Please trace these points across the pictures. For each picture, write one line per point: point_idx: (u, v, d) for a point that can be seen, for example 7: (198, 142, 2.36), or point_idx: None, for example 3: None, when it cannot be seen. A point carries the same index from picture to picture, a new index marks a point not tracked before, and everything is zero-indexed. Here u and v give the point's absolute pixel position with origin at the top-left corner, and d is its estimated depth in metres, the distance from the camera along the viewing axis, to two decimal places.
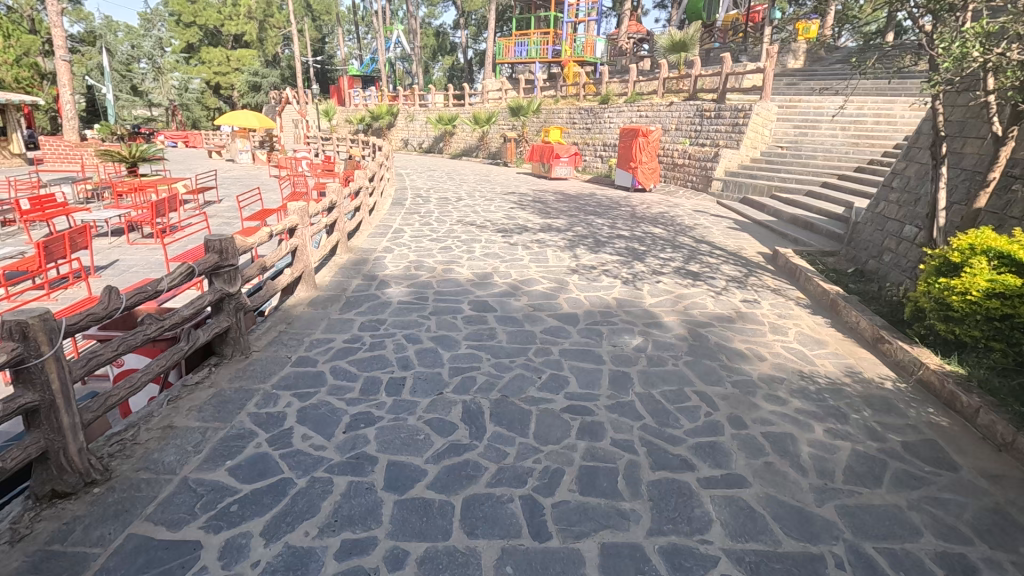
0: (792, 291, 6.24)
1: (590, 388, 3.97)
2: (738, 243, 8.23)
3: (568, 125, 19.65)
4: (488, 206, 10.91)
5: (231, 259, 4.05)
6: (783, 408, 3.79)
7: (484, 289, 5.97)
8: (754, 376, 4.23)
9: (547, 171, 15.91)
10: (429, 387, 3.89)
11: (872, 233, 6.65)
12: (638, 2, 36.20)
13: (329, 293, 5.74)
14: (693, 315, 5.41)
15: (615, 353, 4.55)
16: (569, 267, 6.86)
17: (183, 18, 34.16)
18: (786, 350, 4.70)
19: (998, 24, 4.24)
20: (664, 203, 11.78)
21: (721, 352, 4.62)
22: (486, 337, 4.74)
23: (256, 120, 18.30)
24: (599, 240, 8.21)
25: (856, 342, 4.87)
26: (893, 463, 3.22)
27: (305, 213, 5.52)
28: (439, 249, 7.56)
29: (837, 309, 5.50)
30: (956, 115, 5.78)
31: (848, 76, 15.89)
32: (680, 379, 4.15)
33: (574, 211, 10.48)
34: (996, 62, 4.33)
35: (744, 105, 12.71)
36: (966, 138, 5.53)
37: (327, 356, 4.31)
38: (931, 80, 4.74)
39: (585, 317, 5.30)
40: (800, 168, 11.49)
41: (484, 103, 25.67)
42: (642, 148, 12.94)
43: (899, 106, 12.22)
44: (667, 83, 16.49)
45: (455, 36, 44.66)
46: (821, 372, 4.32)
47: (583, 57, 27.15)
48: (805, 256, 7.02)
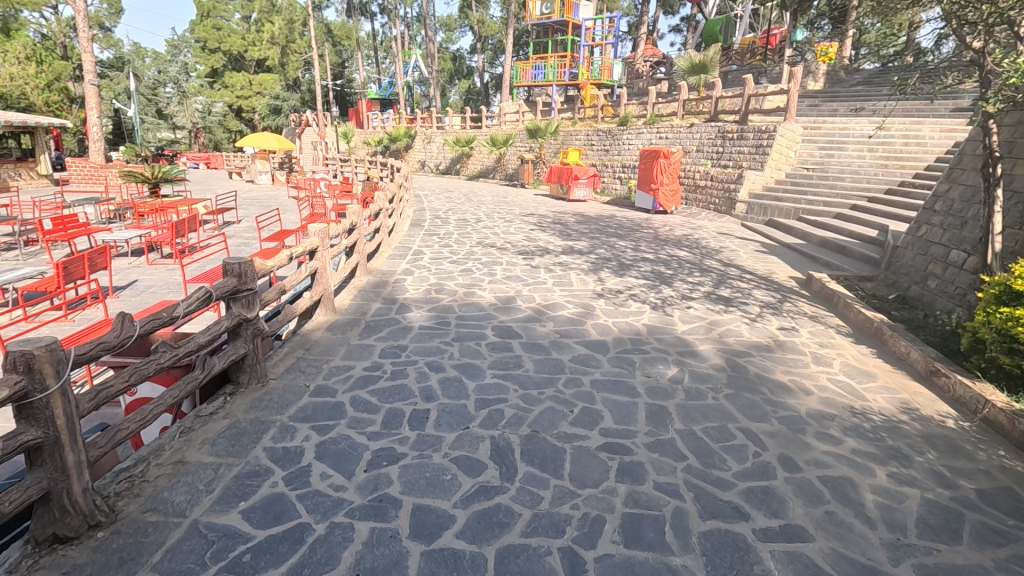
0: (830, 318, 5.93)
1: (626, 423, 3.71)
2: (768, 267, 7.95)
3: (585, 146, 19.64)
4: (508, 227, 10.78)
5: (251, 284, 3.90)
6: (838, 449, 3.49)
7: (508, 313, 5.76)
8: (802, 411, 3.93)
9: (565, 193, 15.81)
10: (455, 420, 3.66)
11: (913, 258, 6.34)
12: (654, 27, 36.58)
13: (349, 317, 5.56)
14: (729, 343, 5.13)
15: (650, 384, 4.29)
16: (594, 291, 6.62)
17: (208, 44, 35.30)
18: (833, 383, 4.40)
19: None
20: (686, 225, 11.57)
21: (762, 384, 4.33)
22: (512, 366, 4.50)
23: (277, 142, 18.51)
24: (623, 263, 7.99)
25: (908, 375, 4.55)
26: (970, 515, 2.90)
27: (326, 234, 5.38)
28: (459, 272, 7.37)
29: (883, 338, 5.19)
30: (1005, 136, 5.55)
31: (871, 98, 15.70)
32: (721, 414, 3.87)
33: (596, 233, 10.29)
34: None
35: (767, 126, 12.53)
36: (1018, 159, 5.28)
37: (347, 385, 4.10)
38: (990, 98, 4.49)
39: (615, 344, 5.05)
40: (827, 190, 11.22)
41: (501, 125, 25.84)
42: (663, 169, 12.77)
43: (928, 127, 11.96)
44: (687, 105, 16.42)
45: (472, 60, 45.26)
46: (873, 408, 4.01)
47: (600, 80, 27.34)
48: (842, 281, 6.72)
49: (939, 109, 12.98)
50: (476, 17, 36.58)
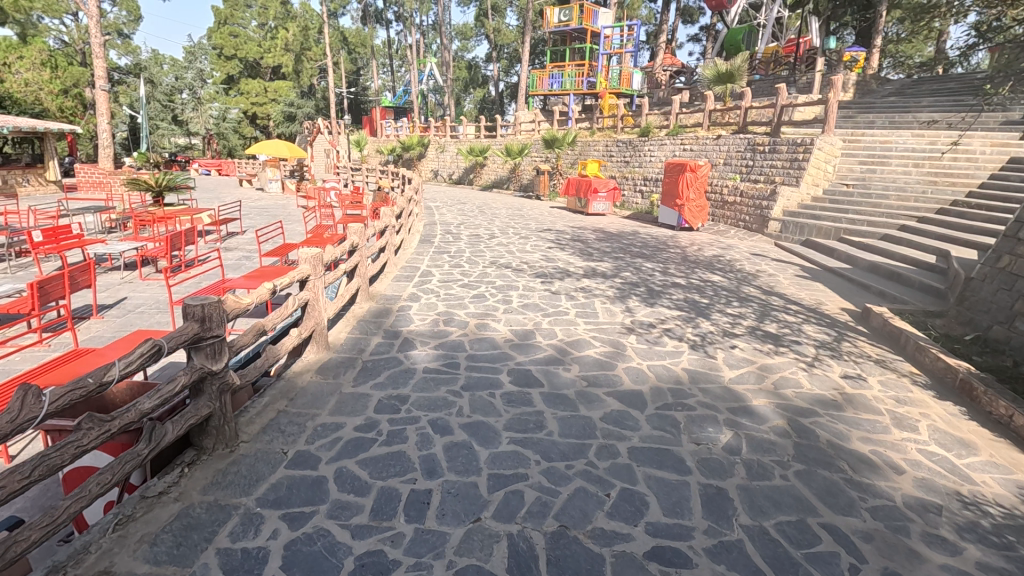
0: (899, 364, 5.12)
1: (679, 515, 2.93)
2: (815, 297, 7.13)
3: (604, 157, 18.89)
4: (524, 245, 10.07)
5: (217, 329, 3.17)
6: (960, 562, 2.68)
7: (526, 353, 5.03)
8: (899, 500, 3.13)
9: (583, 206, 15.08)
10: (463, 507, 2.91)
11: (994, 293, 5.52)
12: (673, 35, 35.93)
13: (346, 355, 4.87)
14: (788, 397, 4.33)
15: (701, 454, 3.50)
16: (623, 325, 5.86)
17: (225, 51, 35.37)
18: (926, 458, 3.58)
19: None
20: (715, 244, 10.81)
21: (840, 457, 3.52)
22: (532, 428, 3.74)
23: (287, 150, 17.99)
24: (652, 290, 7.23)
25: (1014, 448, 3.74)
26: None
27: (320, 260, 4.68)
28: (471, 298, 6.66)
29: (973, 395, 4.37)
30: None
31: (910, 109, 14.81)
32: (797, 502, 3.07)
33: (619, 253, 9.55)
34: None
35: (803, 139, 11.73)
36: None
37: (333, 453, 3.37)
38: None
39: (653, 397, 4.25)
40: (871, 208, 10.40)
41: (516, 134, 25.27)
42: (689, 183, 12.02)
43: (979, 141, 11.06)
44: (713, 116, 15.66)
45: (487, 69, 44.80)
46: (986, 496, 3.21)
47: (619, 89, 26.75)
48: (906, 318, 5.91)
49: (988, 120, 12.06)
50: (492, 26, 36.10)
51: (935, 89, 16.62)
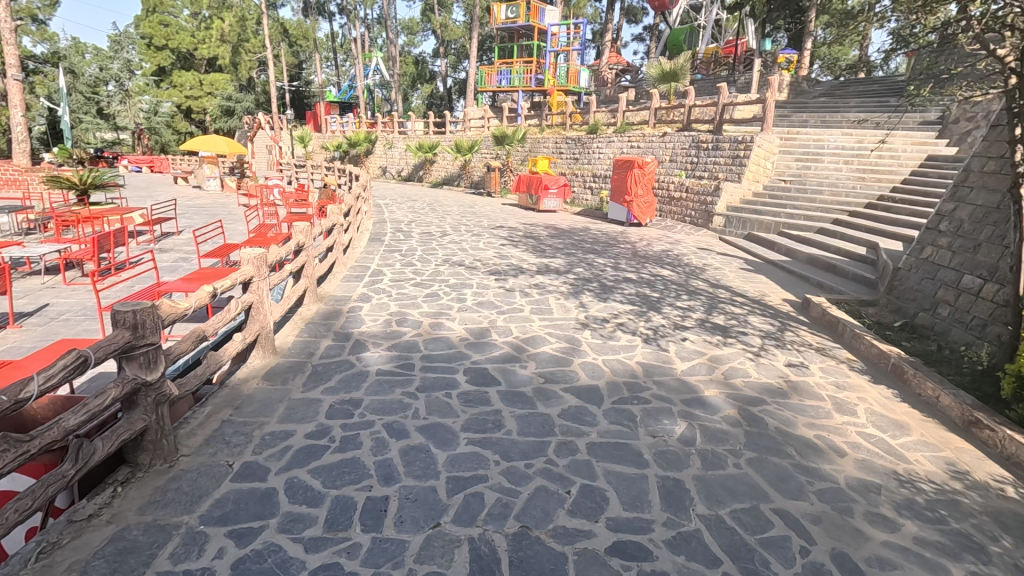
0: (837, 351, 5.40)
1: (639, 509, 2.95)
2: (759, 289, 7.42)
3: (554, 154, 18.99)
4: (476, 242, 10.00)
5: (151, 336, 2.95)
6: (899, 538, 2.83)
7: (481, 351, 4.98)
8: (842, 482, 3.27)
9: (535, 203, 15.12)
10: (423, 513, 2.84)
11: (919, 282, 5.88)
12: (617, 34, 36.61)
13: (296, 359, 4.68)
14: (737, 387, 4.47)
15: (658, 447, 3.55)
16: (578, 320, 5.91)
17: (154, 41, 33.18)
18: (866, 440, 3.77)
19: None
20: (664, 239, 11.10)
21: (788, 443, 3.66)
22: (490, 427, 3.69)
23: (227, 145, 17.11)
24: (605, 285, 7.32)
25: (942, 427, 4.01)
26: None
27: (264, 261, 4.46)
28: (424, 296, 6.55)
29: (904, 378, 4.65)
30: None
31: (839, 109, 15.63)
32: (750, 490, 3.15)
33: (571, 249, 9.65)
34: None
35: (744, 136, 12.22)
36: None
37: (283, 463, 3.22)
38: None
39: (610, 392, 4.29)
40: (807, 203, 10.93)
41: (465, 131, 25.09)
42: (638, 180, 12.24)
43: (901, 140, 11.75)
44: (658, 114, 16.06)
45: (435, 64, 44.18)
46: (920, 473, 3.41)
47: (567, 87, 27.07)
48: (842, 307, 6.25)
49: (908, 121, 12.85)
50: (438, 21, 35.55)
51: (861, 91, 17.61)
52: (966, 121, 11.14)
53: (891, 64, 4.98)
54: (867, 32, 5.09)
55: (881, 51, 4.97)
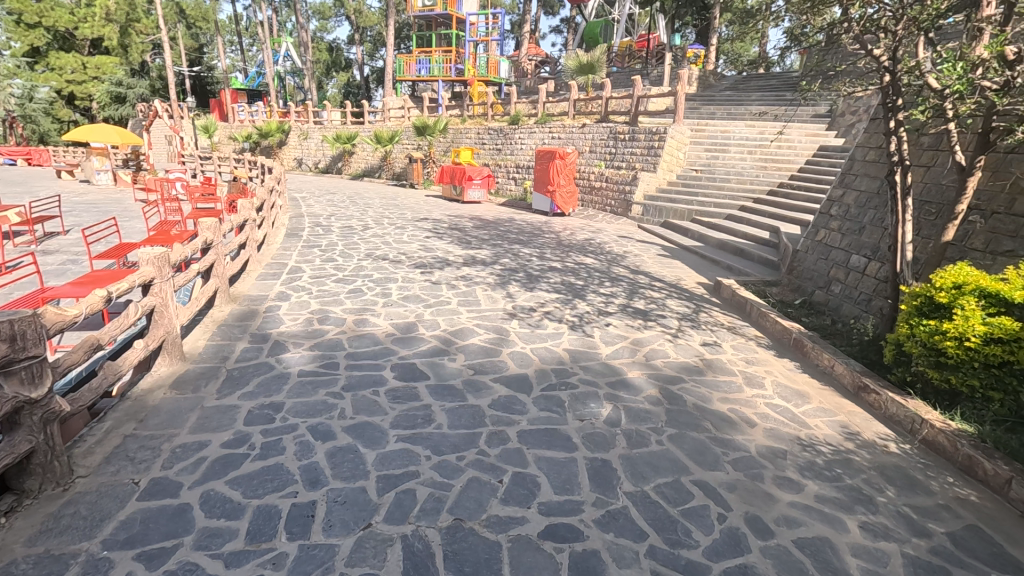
0: (746, 329, 5.79)
1: (569, 492, 3.03)
2: (676, 274, 7.80)
3: (476, 145, 18.92)
4: (400, 235, 9.79)
5: (35, 348, 2.65)
6: (803, 497, 3.09)
7: (409, 346, 4.90)
8: (753, 450, 3.53)
9: (459, 194, 15.01)
10: (353, 514, 2.76)
11: (815, 262, 6.41)
12: (535, 25, 36.96)
13: (208, 364, 4.39)
14: (658, 368, 4.69)
15: (586, 430, 3.65)
16: (505, 310, 5.95)
17: (25, 18, 29.47)
18: (773, 410, 4.08)
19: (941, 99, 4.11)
20: (586, 228, 11.40)
21: (705, 418, 3.88)
22: (420, 422, 3.65)
23: (119, 136, 15.66)
24: (531, 275, 7.41)
25: (837, 394, 4.41)
26: (956, 572, 2.61)
27: (167, 260, 4.12)
28: (347, 293, 6.34)
29: (804, 350, 5.07)
30: (921, 145, 5.43)
31: (743, 102, 16.67)
32: (672, 464, 3.32)
33: (496, 239, 9.69)
34: (956, 109, 4.06)
35: (658, 128, 12.75)
36: (928, 167, 5.27)
37: (197, 476, 3.02)
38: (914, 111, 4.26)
39: (538, 379, 4.37)
40: (716, 191, 11.61)
41: (385, 121, 24.41)
42: (559, 170, 12.46)
43: (797, 132, 12.71)
44: (577, 105, 16.39)
45: (350, 51, 42.59)
46: (819, 437, 3.74)
47: (487, 77, 27.01)
48: (750, 288, 6.71)
49: (803, 113, 13.89)
50: (352, 6, 34.26)
51: (761, 86, 18.86)
52: (851, 114, 12.23)
53: (786, 60, 5.37)
54: (765, 30, 5.42)
55: (778, 48, 5.31)
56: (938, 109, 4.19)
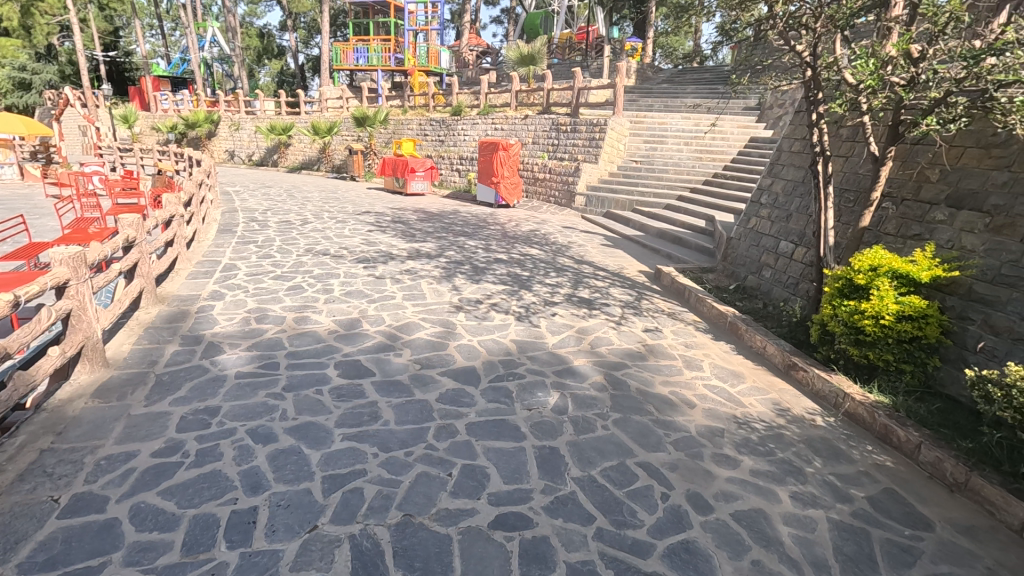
0: (685, 314, 6.01)
1: (518, 480, 3.06)
2: (618, 263, 7.99)
3: (419, 136, 18.61)
4: (341, 229, 9.53)
5: None
6: (739, 472, 3.26)
7: (354, 343, 4.79)
8: (693, 430, 3.68)
9: (401, 186, 14.74)
10: (298, 517, 2.68)
11: (747, 249, 6.72)
12: (476, 15, 36.64)
13: (134, 370, 4.12)
14: (603, 355, 4.79)
15: (534, 419, 3.70)
16: (452, 304, 5.91)
17: None
18: (710, 391, 4.27)
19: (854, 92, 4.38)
20: (531, 219, 11.47)
21: (648, 402, 4.01)
22: (366, 420, 3.58)
23: (25, 126, 14.39)
24: (477, 267, 7.39)
25: (769, 373, 4.66)
26: (876, 533, 2.83)
27: (83, 260, 3.82)
28: (286, 290, 6.12)
29: (738, 333, 5.32)
30: (841, 135, 5.76)
31: (679, 94, 17.18)
32: (617, 448, 3.42)
33: (441, 232, 9.59)
34: (869, 103, 4.33)
35: (598, 120, 12.97)
36: (847, 157, 5.61)
37: (125, 489, 2.84)
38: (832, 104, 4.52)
39: (486, 371, 4.38)
40: (655, 181, 11.95)
41: (322, 111, 23.60)
42: (503, 161, 12.45)
43: (730, 123, 13.24)
44: (518, 96, 16.40)
45: (283, 38, 40.80)
46: (753, 415, 3.94)
47: (428, 68, 26.52)
48: (688, 275, 6.97)
49: (734, 106, 14.47)
50: None
51: (696, 79, 19.49)
52: (778, 107, 12.86)
53: (718, 54, 5.56)
54: (698, 25, 5.61)
55: (710, 42, 5.49)
56: (853, 103, 4.45)
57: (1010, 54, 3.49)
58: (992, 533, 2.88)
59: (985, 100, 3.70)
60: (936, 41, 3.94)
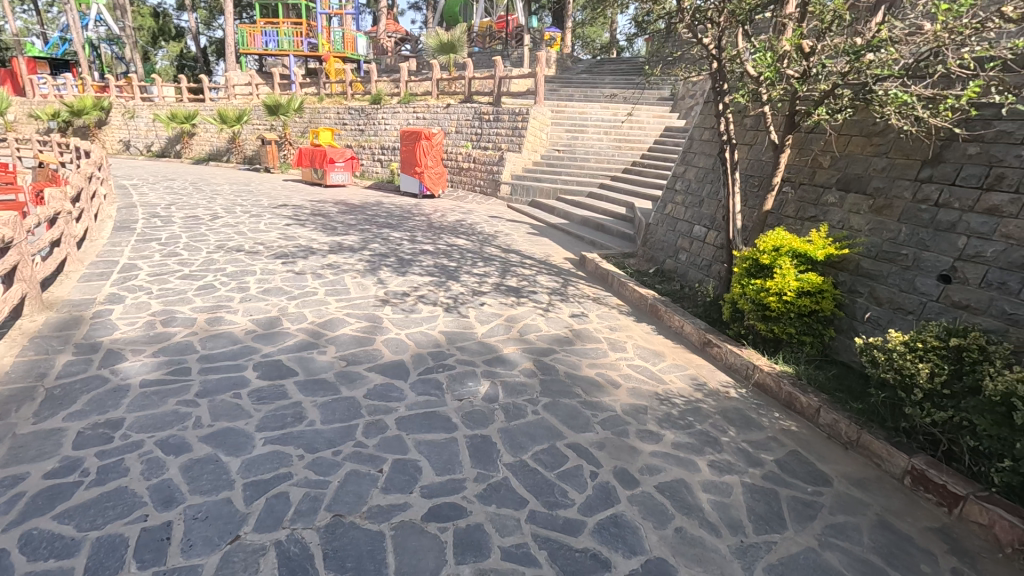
0: (609, 298, 6.21)
1: (451, 471, 3.05)
2: (544, 251, 8.12)
3: (336, 125, 17.91)
4: (256, 223, 9.03)
5: None
6: (662, 446, 3.42)
7: (274, 342, 4.56)
8: (618, 409, 3.82)
9: (320, 177, 14.14)
10: (218, 528, 2.54)
11: (665, 233, 7.02)
12: (393, 1, 35.64)
13: (19, 384, 3.71)
14: (532, 342, 4.86)
15: (465, 409, 3.69)
16: (377, 297, 5.77)
17: None
18: (634, 370, 4.45)
19: (755, 85, 4.69)
20: (457, 209, 11.39)
21: (576, 384, 4.13)
22: (290, 421, 3.44)
23: None
24: (402, 259, 7.25)
25: (687, 350, 4.93)
26: (783, 492, 3.07)
27: None
28: (196, 289, 5.72)
29: (658, 314, 5.57)
30: (746, 125, 6.12)
31: (598, 85, 17.60)
32: (548, 431, 3.49)
33: (364, 224, 9.32)
34: (768, 94, 4.64)
35: (520, 109, 13.03)
36: (751, 146, 5.97)
37: (14, 516, 2.56)
38: (736, 96, 4.80)
39: (415, 364, 4.31)
40: (578, 170, 12.22)
41: (229, 98, 22.15)
42: (426, 151, 12.25)
43: (646, 114, 13.74)
44: (439, 85, 16.16)
45: (181, 18, 37.78)
46: (674, 391, 4.15)
47: (344, 53, 25.61)
48: (611, 261, 7.20)
49: (650, 96, 15.02)
50: None
51: (613, 70, 20.03)
52: (690, 98, 13.48)
53: (632, 45, 5.73)
54: (613, 17, 5.75)
55: (625, 33, 5.64)
56: (754, 93, 4.74)
57: (885, 51, 3.85)
58: (880, 482, 3.22)
59: (866, 93, 4.06)
60: (823, 37, 4.26)
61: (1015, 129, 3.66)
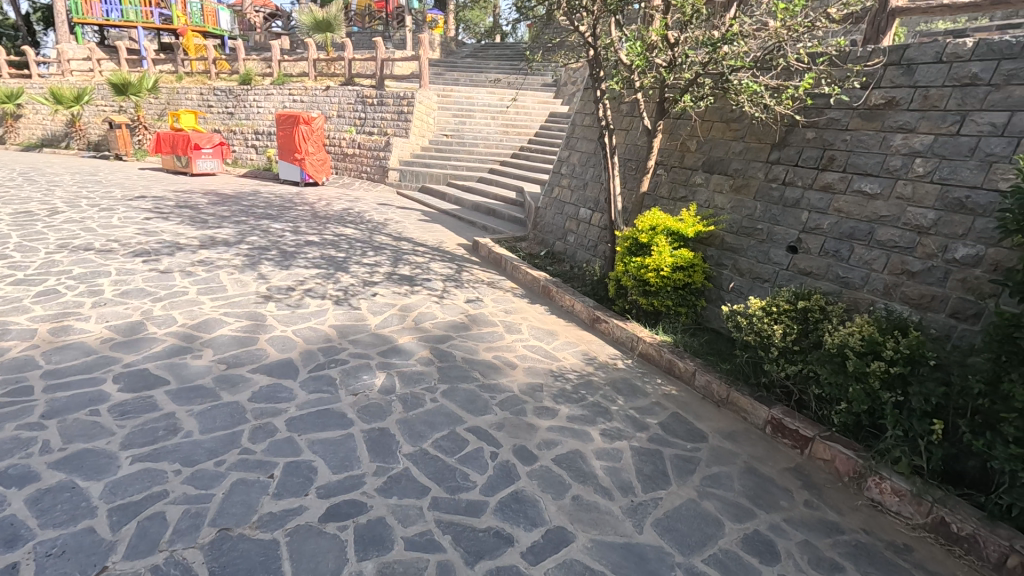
0: (503, 282, 6.31)
1: (348, 468, 2.96)
2: (437, 237, 8.04)
3: (201, 108, 16.26)
4: (108, 218, 7.99)
5: None
6: (558, 420, 3.57)
7: (138, 350, 4.10)
8: (516, 389, 3.92)
9: (185, 165, 12.81)
10: (79, 562, 2.25)
11: (553, 216, 7.24)
12: None
13: None
14: (428, 330, 4.81)
15: (361, 403, 3.58)
16: (259, 294, 5.38)
17: None
18: (529, 350, 4.58)
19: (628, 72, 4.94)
20: (343, 197, 10.89)
21: (474, 368, 4.16)
22: (163, 434, 3.12)
23: None
24: (285, 251, 6.82)
25: (578, 327, 5.16)
26: (666, 451, 3.34)
27: None
28: (35, 296, 4.96)
29: (550, 295, 5.76)
30: (623, 111, 6.44)
31: (484, 69, 17.57)
32: (447, 418, 3.49)
33: (240, 216, 8.61)
34: (641, 82, 4.91)
35: (405, 93, 12.67)
36: (628, 132, 6.30)
37: None
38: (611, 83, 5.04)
39: (304, 361, 4.10)
40: (466, 155, 12.20)
41: (64, 75, 19.27)
42: (306, 136, 11.55)
43: (531, 99, 13.98)
44: (317, 66, 15.22)
45: None
46: (567, 367, 4.34)
47: (205, 28, 23.11)
48: (503, 245, 7.30)
49: (535, 82, 15.28)
50: None
51: (498, 55, 20.09)
52: (572, 85, 13.90)
53: (514, 30, 5.78)
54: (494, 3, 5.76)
55: (506, 19, 5.67)
56: (628, 80, 4.99)
57: (737, 44, 4.24)
58: (747, 433, 3.61)
59: (724, 82, 4.45)
60: (686, 29, 4.56)
61: (841, 117, 4.19)
